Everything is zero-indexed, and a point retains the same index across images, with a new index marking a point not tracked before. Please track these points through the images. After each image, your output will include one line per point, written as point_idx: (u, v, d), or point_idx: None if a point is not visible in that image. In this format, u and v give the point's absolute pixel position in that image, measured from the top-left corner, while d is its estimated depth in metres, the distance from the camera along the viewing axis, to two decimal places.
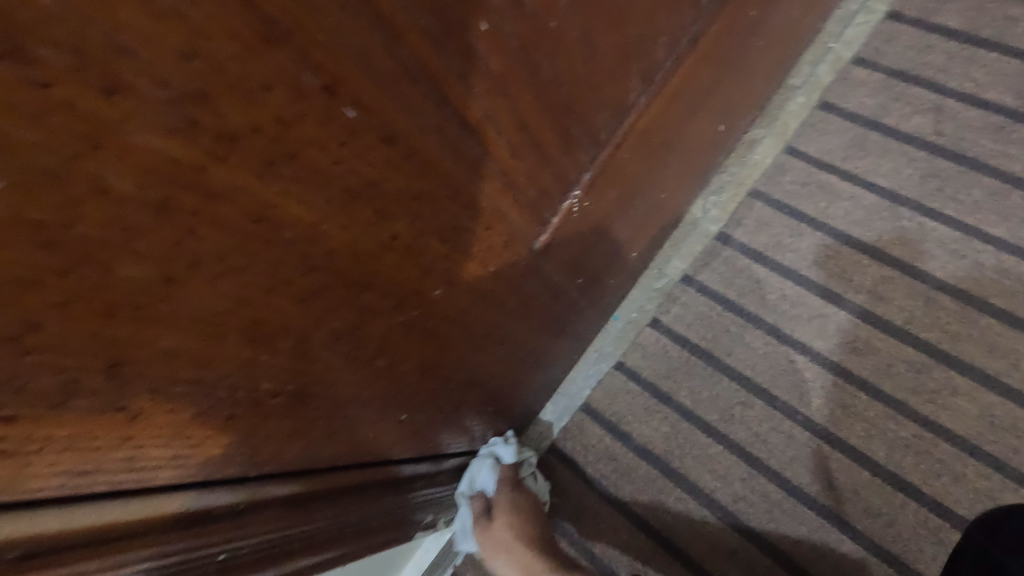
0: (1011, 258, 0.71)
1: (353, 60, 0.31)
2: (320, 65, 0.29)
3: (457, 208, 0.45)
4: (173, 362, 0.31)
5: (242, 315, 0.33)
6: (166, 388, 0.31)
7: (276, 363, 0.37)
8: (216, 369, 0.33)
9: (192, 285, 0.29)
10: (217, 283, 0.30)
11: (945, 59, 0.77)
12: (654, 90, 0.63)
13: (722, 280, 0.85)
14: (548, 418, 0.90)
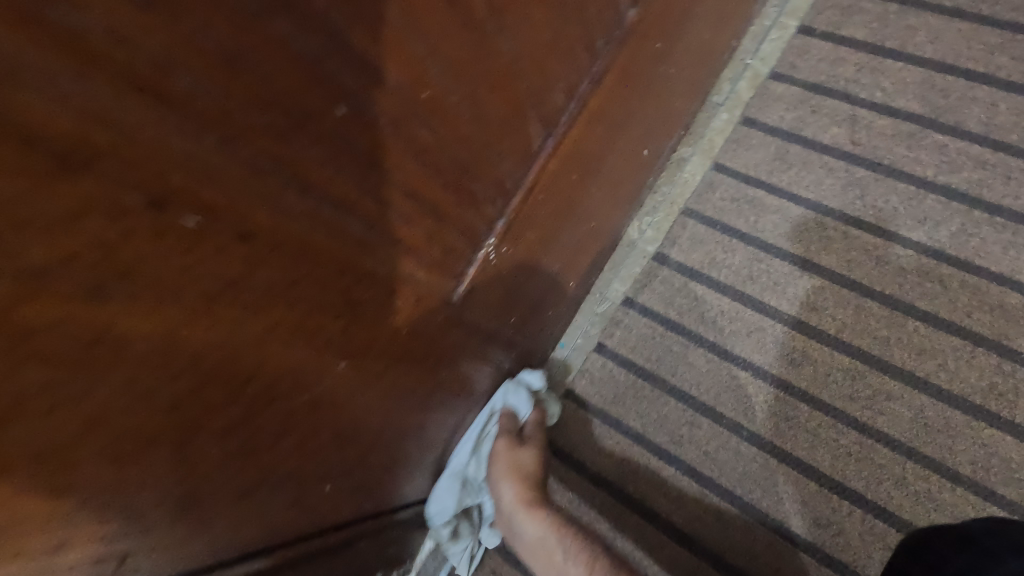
0: (928, 259, 0.79)
1: (186, 162, 0.29)
2: (140, 176, 0.28)
3: (348, 283, 0.40)
4: (19, 493, 0.30)
5: (100, 430, 0.32)
6: (16, 519, 0.30)
7: (153, 470, 0.36)
8: (73, 487, 0.32)
9: (24, 419, 0.28)
10: (53, 411, 0.29)
11: (840, 85, 0.88)
12: (575, 108, 0.55)
13: (664, 300, 0.89)
14: (560, 354, 0.93)
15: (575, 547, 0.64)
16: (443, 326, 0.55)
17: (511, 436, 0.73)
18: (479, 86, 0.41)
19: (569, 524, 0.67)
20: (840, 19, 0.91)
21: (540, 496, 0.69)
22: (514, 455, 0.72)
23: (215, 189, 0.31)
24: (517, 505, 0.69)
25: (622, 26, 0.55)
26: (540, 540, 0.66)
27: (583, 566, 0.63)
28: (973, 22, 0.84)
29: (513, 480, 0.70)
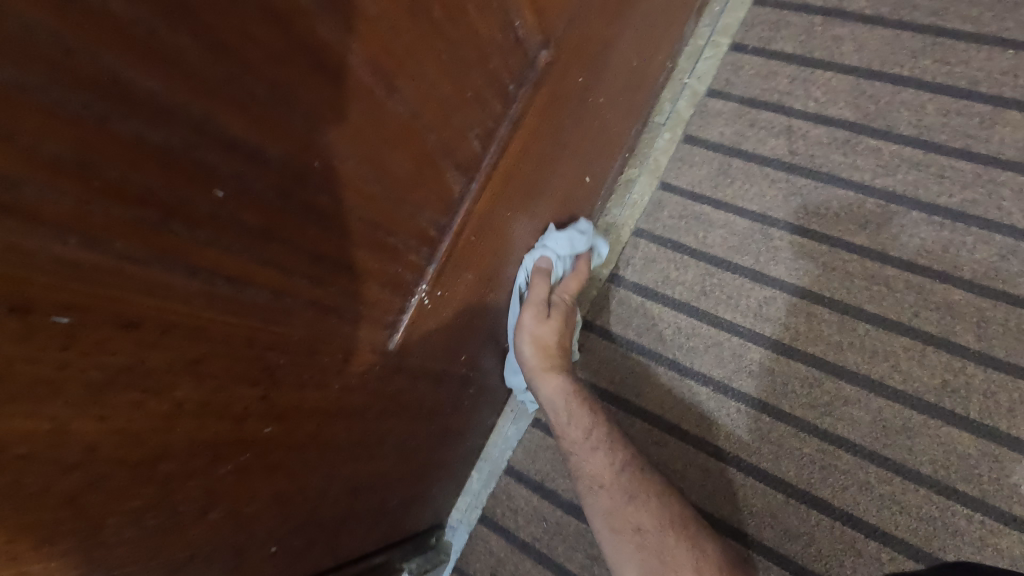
0: (873, 262, 0.80)
1: (53, 255, 0.26)
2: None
3: (261, 351, 0.40)
4: None
5: None
6: None
7: (58, 565, 0.33)
8: None
9: None
10: None
11: (774, 98, 0.90)
12: (497, 150, 0.57)
13: (623, 321, 0.90)
14: (613, 210, 0.95)
15: (580, 416, 0.75)
16: (382, 373, 0.55)
17: (541, 310, 0.75)
18: (380, 145, 0.42)
19: (580, 392, 0.76)
20: (769, 34, 0.93)
21: (559, 363, 0.76)
22: (541, 325, 0.75)
23: (76, 283, 0.27)
24: (537, 370, 0.76)
25: (537, 66, 0.57)
26: (554, 401, 0.76)
27: (586, 430, 0.74)
28: (895, 28, 0.86)
29: (537, 350, 0.75)
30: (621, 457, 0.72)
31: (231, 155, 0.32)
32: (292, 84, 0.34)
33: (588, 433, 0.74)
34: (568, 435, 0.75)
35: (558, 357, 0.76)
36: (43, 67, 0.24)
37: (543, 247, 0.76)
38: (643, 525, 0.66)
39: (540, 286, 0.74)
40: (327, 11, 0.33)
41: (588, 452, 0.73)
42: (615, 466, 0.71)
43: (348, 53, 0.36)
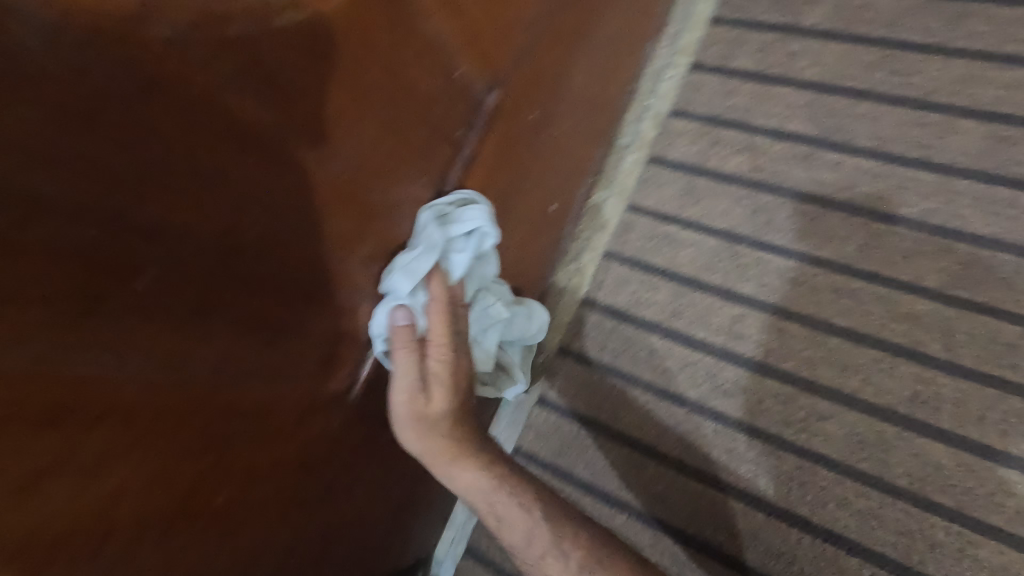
0: (840, 276, 0.80)
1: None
2: None
3: (208, 421, 0.40)
4: None
5: None
6: None
7: None
8: None
9: None
10: None
11: (735, 115, 0.91)
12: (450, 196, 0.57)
13: (598, 345, 0.90)
14: (583, 234, 0.93)
15: (512, 513, 0.54)
16: (344, 425, 0.55)
17: (411, 393, 0.53)
18: (316, 212, 0.43)
19: (501, 478, 0.55)
20: (726, 52, 0.94)
21: (465, 449, 0.55)
22: (417, 408, 0.54)
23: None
24: (437, 465, 0.55)
25: (486, 109, 0.57)
26: (472, 498, 0.55)
27: (524, 532, 0.54)
28: (848, 42, 0.87)
29: (426, 440, 0.54)
30: (574, 552, 0.52)
31: (153, 238, 0.34)
32: (214, 163, 0.36)
33: (526, 535, 0.54)
34: (505, 541, 0.55)
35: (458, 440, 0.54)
36: None
37: (393, 304, 0.51)
38: None
39: (404, 361, 0.52)
40: (245, 92, 0.36)
41: (536, 559, 0.53)
42: (568, 572, 0.52)
43: (274, 126, 0.38)
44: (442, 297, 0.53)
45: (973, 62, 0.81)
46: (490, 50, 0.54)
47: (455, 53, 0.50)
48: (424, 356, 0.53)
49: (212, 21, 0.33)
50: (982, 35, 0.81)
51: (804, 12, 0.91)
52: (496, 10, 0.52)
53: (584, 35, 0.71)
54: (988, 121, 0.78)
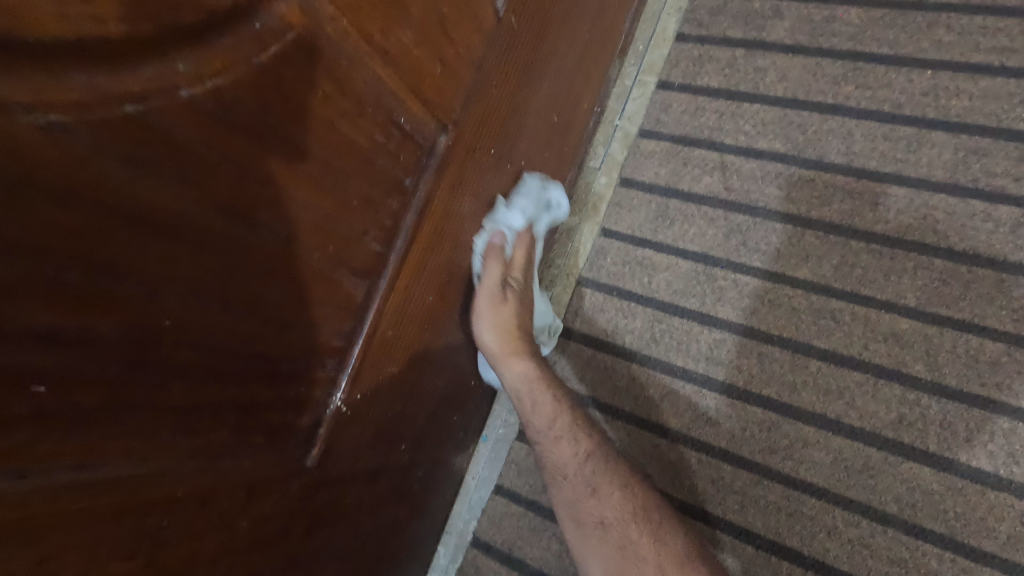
0: (818, 296, 0.78)
1: None
2: None
3: (133, 521, 0.37)
4: None
5: None
6: None
7: None
8: None
9: None
10: None
11: (705, 134, 0.89)
12: (404, 244, 0.54)
13: (576, 376, 0.88)
14: (557, 260, 0.92)
15: (545, 404, 0.70)
16: (302, 495, 0.52)
17: (496, 296, 0.69)
18: (252, 280, 0.40)
19: (544, 379, 0.71)
20: (694, 69, 0.92)
21: (523, 347, 0.71)
22: (498, 308, 0.69)
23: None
24: (500, 355, 0.70)
25: (437, 152, 0.55)
26: (519, 388, 0.71)
27: (549, 417, 0.69)
28: (815, 56, 0.86)
29: (497, 334, 0.70)
30: (582, 443, 0.67)
31: (39, 349, 0.29)
32: (110, 254, 0.31)
33: (550, 421, 0.69)
34: (531, 426, 0.70)
35: (522, 341, 0.70)
36: None
37: (493, 224, 0.69)
38: (606, 519, 0.63)
39: (497, 269, 0.68)
40: (143, 172, 0.31)
41: (552, 442, 0.68)
42: (577, 456, 0.67)
43: (183, 204, 0.34)
44: (529, 236, 0.73)
45: (941, 73, 0.79)
46: (432, 89, 0.51)
47: (398, 100, 0.48)
48: (509, 273, 0.70)
49: (97, 99, 0.28)
50: (948, 45, 0.80)
51: (770, 27, 0.89)
52: (438, 48, 0.50)
53: (541, 62, 0.69)
54: (958, 133, 0.77)
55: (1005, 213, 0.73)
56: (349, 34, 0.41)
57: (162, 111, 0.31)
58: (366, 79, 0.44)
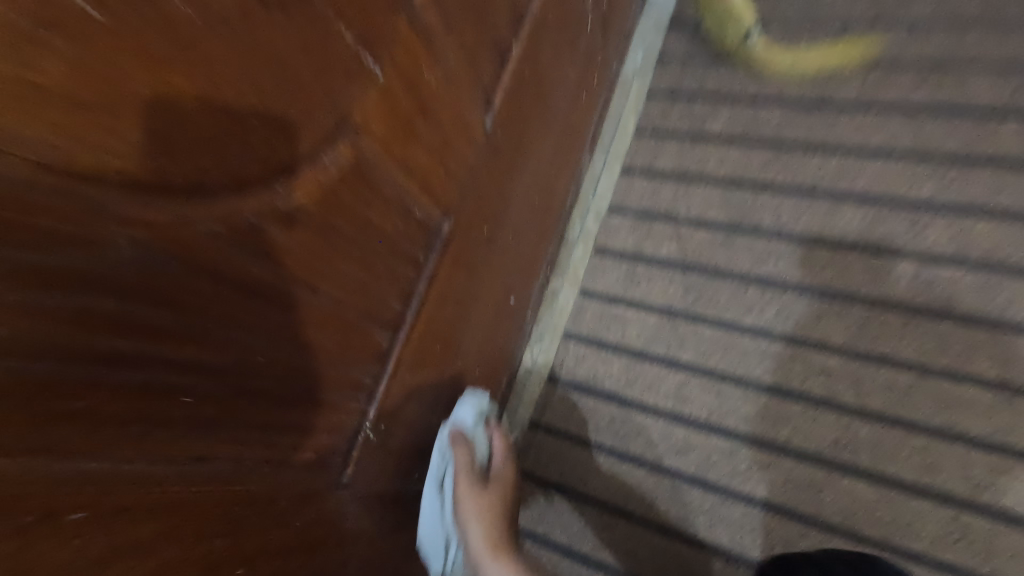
0: (762, 339, 0.93)
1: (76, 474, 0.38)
2: (42, 504, 0.36)
3: (227, 507, 0.50)
4: None
5: None
6: None
7: None
8: None
9: None
10: None
11: (662, 209, 1.07)
12: (417, 304, 0.70)
13: (565, 418, 1.00)
14: (545, 317, 1.06)
15: None
16: (337, 505, 0.65)
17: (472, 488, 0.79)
18: (309, 331, 0.55)
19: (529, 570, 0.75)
20: (650, 157, 1.12)
21: (504, 543, 0.77)
22: (475, 504, 0.78)
23: (71, 493, 0.38)
24: (484, 551, 0.76)
25: (442, 234, 0.72)
26: None
27: None
28: (746, 145, 1.05)
29: (479, 529, 0.77)
30: None
31: (190, 375, 0.44)
32: (233, 312, 0.46)
33: None
34: None
35: (501, 538, 0.77)
36: (83, 352, 0.37)
37: (457, 423, 0.82)
38: None
39: (464, 459, 0.79)
40: (254, 257, 0.47)
41: None
42: None
43: (274, 277, 0.49)
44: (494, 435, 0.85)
45: (846, 156, 0.98)
46: (438, 188, 0.69)
47: (415, 197, 0.65)
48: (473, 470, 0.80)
49: (236, 214, 0.44)
50: (850, 133, 0.99)
51: (709, 122, 1.09)
52: (441, 159, 0.68)
53: (522, 161, 0.88)
54: (863, 203, 0.95)
55: (905, 267, 0.89)
56: (381, 156, 0.58)
57: (267, 218, 0.47)
58: (391, 186, 0.61)
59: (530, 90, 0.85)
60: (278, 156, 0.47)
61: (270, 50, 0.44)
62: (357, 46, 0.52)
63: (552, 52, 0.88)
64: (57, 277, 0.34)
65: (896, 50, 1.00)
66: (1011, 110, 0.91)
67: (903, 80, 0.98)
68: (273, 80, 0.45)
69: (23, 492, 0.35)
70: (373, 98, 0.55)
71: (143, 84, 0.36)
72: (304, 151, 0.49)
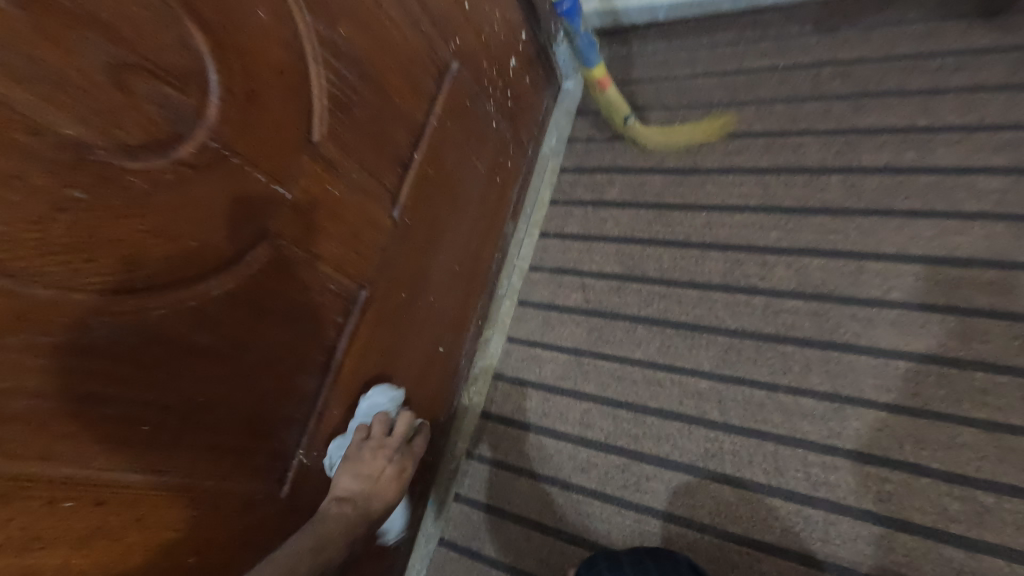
0: (648, 369, 1.10)
1: (69, 476, 0.58)
2: (47, 493, 0.56)
3: (180, 507, 0.70)
4: None
5: None
6: None
7: None
8: None
9: None
10: None
11: (572, 265, 1.27)
12: (341, 357, 0.92)
13: (493, 447, 1.18)
14: (480, 363, 1.27)
15: None
16: (277, 515, 0.84)
17: None
18: (245, 379, 0.76)
19: None
20: (562, 223, 1.33)
21: None
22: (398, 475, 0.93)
23: (65, 489, 0.58)
24: None
25: (360, 301, 0.94)
26: None
27: None
28: (636, 208, 1.25)
29: None
30: None
31: (146, 410, 0.65)
32: (179, 366, 0.68)
33: None
34: None
35: None
36: (69, 397, 0.58)
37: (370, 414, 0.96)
38: None
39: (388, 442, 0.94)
40: (193, 328, 0.69)
41: None
42: None
43: (212, 342, 0.71)
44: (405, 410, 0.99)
45: (712, 212, 1.17)
46: (351, 267, 0.91)
47: (332, 276, 0.88)
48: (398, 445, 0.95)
49: (177, 301, 0.67)
50: (714, 194, 1.18)
51: (607, 191, 1.31)
52: (353, 246, 0.91)
53: (436, 238, 1.11)
54: (726, 251, 1.12)
55: (758, 300, 1.06)
56: (296, 249, 0.81)
57: (205, 302, 0.70)
58: (307, 269, 0.83)
59: (436, 183, 1.09)
60: (211, 258, 0.70)
61: (202, 194, 0.67)
62: (269, 179, 0.75)
63: (456, 151, 1.12)
64: (60, 348, 0.56)
65: (748, 124, 1.21)
66: (837, 167, 1.09)
67: (753, 147, 1.18)
68: (205, 212, 0.68)
69: (33, 485, 0.55)
70: (286, 212, 0.79)
71: (110, 226, 0.59)
72: (232, 254, 0.72)
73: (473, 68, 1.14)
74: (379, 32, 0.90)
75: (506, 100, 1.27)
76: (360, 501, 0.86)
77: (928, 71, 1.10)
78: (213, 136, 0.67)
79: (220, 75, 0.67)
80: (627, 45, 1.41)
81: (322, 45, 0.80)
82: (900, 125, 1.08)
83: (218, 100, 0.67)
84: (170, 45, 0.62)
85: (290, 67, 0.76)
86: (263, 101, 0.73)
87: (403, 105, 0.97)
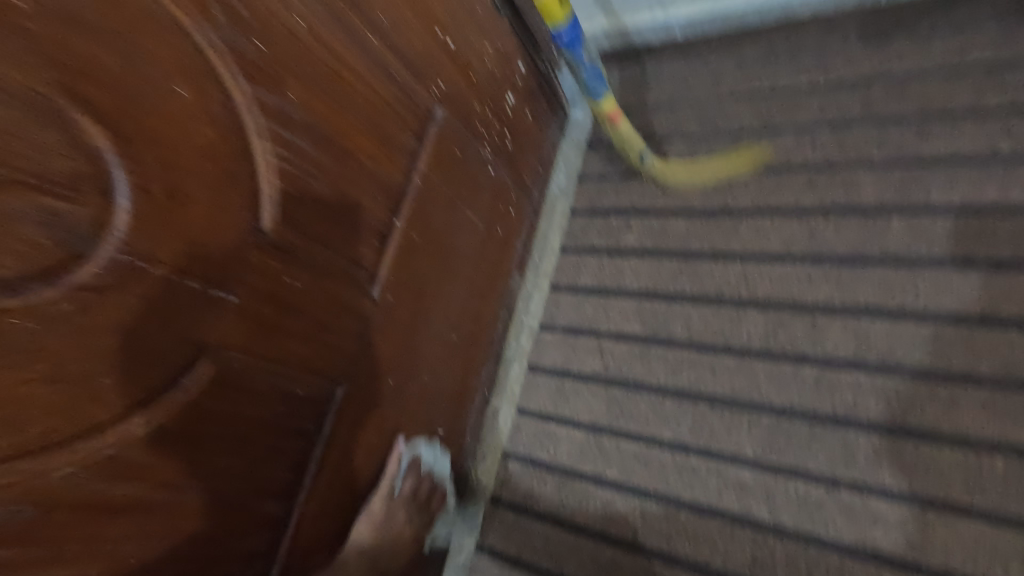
0: (680, 454, 0.94)
1: None
2: None
3: None
4: None
5: None
6: None
7: None
8: None
9: None
10: None
11: (587, 323, 1.11)
12: (316, 466, 0.80)
13: (505, 540, 1.03)
14: (488, 435, 1.11)
15: None
16: None
17: None
18: (186, 520, 0.65)
19: None
20: (575, 273, 1.17)
21: None
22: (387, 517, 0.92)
23: None
24: None
25: (336, 400, 0.81)
26: None
27: None
28: (658, 257, 1.08)
29: None
30: None
31: None
32: (96, 528, 0.56)
33: None
34: None
35: None
36: None
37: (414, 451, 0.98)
38: None
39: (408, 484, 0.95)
40: (112, 481, 0.56)
41: None
42: None
43: (139, 490, 0.59)
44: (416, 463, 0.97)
45: (746, 263, 1.00)
46: (321, 363, 0.78)
47: (296, 380, 0.75)
48: (413, 494, 0.96)
49: (88, 455, 0.54)
50: (748, 241, 1.01)
51: (624, 237, 1.14)
52: (321, 340, 0.78)
53: (426, 309, 0.97)
54: (765, 310, 0.95)
55: (809, 372, 0.89)
56: (246, 360, 0.68)
57: (125, 446, 0.57)
58: (263, 379, 0.71)
59: (423, 249, 0.95)
60: (131, 393, 0.57)
61: (113, 321, 0.55)
62: (207, 285, 0.63)
63: (445, 207, 0.98)
64: None
65: (785, 156, 1.03)
66: (898, 206, 0.92)
67: (793, 184, 1.01)
68: (118, 340, 0.55)
69: None
70: (231, 318, 0.65)
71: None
72: (158, 380, 0.59)
73: (461, 111, 1.00)
74: (336, 91, 0.77)
75: (503, 140, 1.12)
76: (373, 557, 0.90)
77: (1008, 87, 0.92)
78: (123, 248, 0.54)
79: (127, 172, 0.54)
80: (639, 67, 1.24)
81: (266, 117, 0.67)
82: (976, 153, 0.90)
83: (127, 203, 0.55)
84: (55, 148, 0.49)
85: (224, 148, 0.64)
86: (191, 194, 0.60)
87: (370, 168, 0.84)
